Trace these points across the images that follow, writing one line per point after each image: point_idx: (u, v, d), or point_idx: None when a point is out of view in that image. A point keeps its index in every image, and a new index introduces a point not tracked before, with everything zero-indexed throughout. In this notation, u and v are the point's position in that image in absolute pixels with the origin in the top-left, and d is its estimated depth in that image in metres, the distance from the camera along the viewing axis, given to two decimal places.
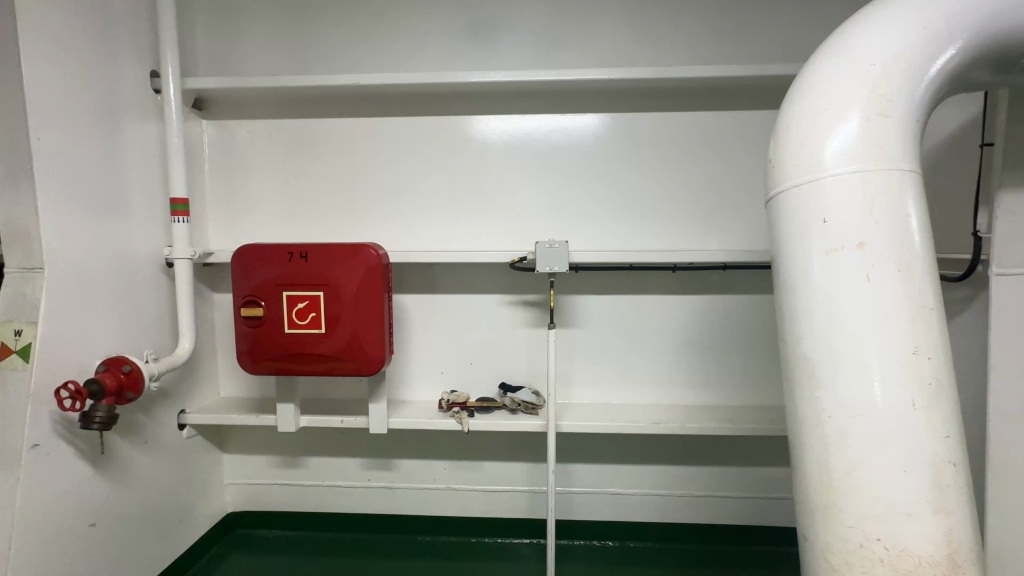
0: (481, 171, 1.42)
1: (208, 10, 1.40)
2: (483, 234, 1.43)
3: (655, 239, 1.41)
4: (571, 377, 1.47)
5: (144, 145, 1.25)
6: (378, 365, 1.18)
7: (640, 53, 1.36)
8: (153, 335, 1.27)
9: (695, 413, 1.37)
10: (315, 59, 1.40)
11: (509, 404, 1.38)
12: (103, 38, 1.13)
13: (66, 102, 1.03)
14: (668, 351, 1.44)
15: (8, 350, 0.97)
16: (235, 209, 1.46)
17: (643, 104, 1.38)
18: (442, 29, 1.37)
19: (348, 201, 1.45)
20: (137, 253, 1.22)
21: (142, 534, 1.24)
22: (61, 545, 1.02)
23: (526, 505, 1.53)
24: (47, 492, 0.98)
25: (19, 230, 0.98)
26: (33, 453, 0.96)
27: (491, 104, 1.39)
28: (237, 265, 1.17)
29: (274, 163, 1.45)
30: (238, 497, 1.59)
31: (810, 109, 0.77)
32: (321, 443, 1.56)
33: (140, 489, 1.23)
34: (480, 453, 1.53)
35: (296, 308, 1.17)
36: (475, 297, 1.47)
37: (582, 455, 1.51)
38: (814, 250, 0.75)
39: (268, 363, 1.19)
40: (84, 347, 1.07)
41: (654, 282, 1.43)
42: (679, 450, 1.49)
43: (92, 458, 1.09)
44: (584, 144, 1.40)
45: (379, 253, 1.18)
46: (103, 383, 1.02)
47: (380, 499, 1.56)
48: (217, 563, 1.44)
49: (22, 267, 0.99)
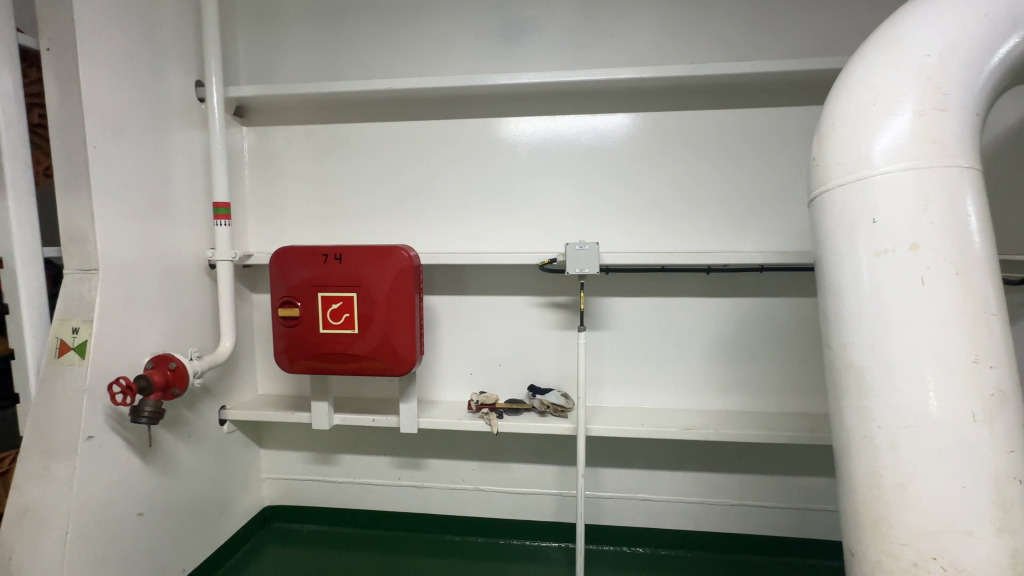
0: (511, 173, 1.42)
1: (249, 21, 1.46)
2: (512, 236, 1.43)
3: (688, 239, 1.38)
4: (601, 380, 1.45)
5: (189, 151, 1.31)
6: (409, 365, 1.20)
7: (673, 48, 1.33)
8: (197, 333, 1.33)
9: (730, 419, 1.33)
10: (348, 65, 1.43)
11: (538, 407, 1.37)
12: (153, 51, 1.19)
13: (119, 112, 1.09)
14: (700, 354, 1.41)
15: (67, 347, 1.04)
16: (273, 213, 1.51)
17: (676, 102, 1.35)
18: (473, 31, 1.38)
19: (380, 204, 1.47)
20: (182, 254, 1.28)
21: (186, 524, 1.29)
22: (111, 532, 1.07)
23: (554, 508, 1.52)
24: (99, 481, 1.04)
25: (76, 234, 1.04)
26: (88, 444, 1.01)
27: (521, 104, 1.39)
28: (276, 267, 1.22)
29: (310, 167, 1.49)
30: (274, 491, 1.64)
31: (857, 104, 0.74)
32: (353, 441, 1.59)
33: (184, 480, 1.28)
34: (509, 455, 1.52)
35: (331, 308, 1.19)
36: (503, 299, 1.47)
37: (612, 459, 1.48)
38: (863, 251, 0.71)
39: (303, 362, 1.22)
40: (134, 344, 1.13)
41: (686, 284, 1.39)
42: (714, 458, 1.45)
43: (140, 450, 1.14)
44: (614, 143, 1.38)
45: (410, 254, 1.19)
46: (151, 379, 1.07)
47: (410, 498, 1.58)
48: (254, 554, 1.48)
49: (79, 269, 1.05)
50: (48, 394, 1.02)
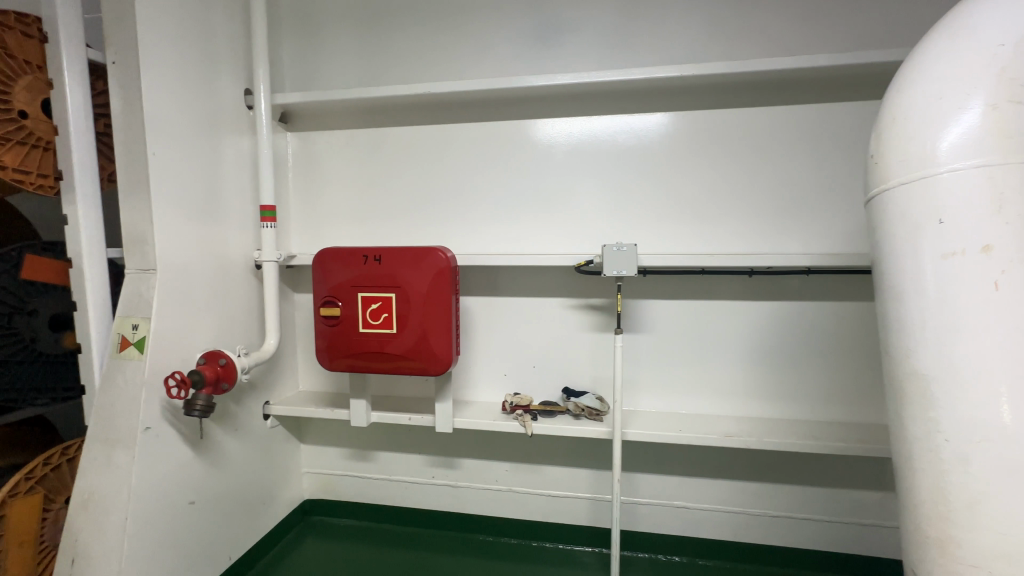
0: (546, 174, 1.42)
1: (294, 30, 1.51)
2: (546, 238, 1.43)
3: (729, 241, 1.34)
4: (637, 384, 1.43)
5: (238, 157, 1.37)
6: (445, 365, 1.21)
7: (714, 45, 1.30)
8: (244, 330, 1.39)
9: (773, 427, 1.29)
10: (388, 71, 1.47)
11: (573, 410, 1.36)
12: (206, 62, 1.25)
13: (176, 120, 1.15)
14: (741, 359, 1.37)
15: (127, 342, 1.10)
16: (315, 216, 1.56)
17: (717, 100, 1.32)
18: (510, 34, 1.39)
19: (417, 206, 1.50)
20: (231, 255, 1.33)
21: (233, 514, 1.34)
22: (165, 519, 1.12)
23: (588, 512, 1.51)
24: (156, 470, 1.09)
25: (137, 236, 1.11)
26: (146, 435, 1.07)
27: (557, 106, 1.39)
28: (318, 268, 1.25)
29: (350, 171, 1.53)
30: (313, 485, 1.69)
31: (920, 99, 0.70)
32: (389, 439, 1.62)
33: (231, 472, 1.34)
34: (542, 457, 1.52)
35: (370, 308, 1.22)
36: (538, 300, 1.47)
37: (648, 465, 1.46)
38: (928, 253, 0.68)
39: (344, 360, 1.25)
40: (187, 340, 1.18)
41: (727, 287, 1.35)
42: (756, 467, 1.40)
43: (192, 442, 1.20)
44: (651, 144, 1.36)
45: (448, 255, 1.20)
46: (203, 374, 1.12)
47: (444, 497, 1.60)
48: (295, 546, 1.53)
49: (139, 268, 1.12)
50: (110, 386, 1.09)
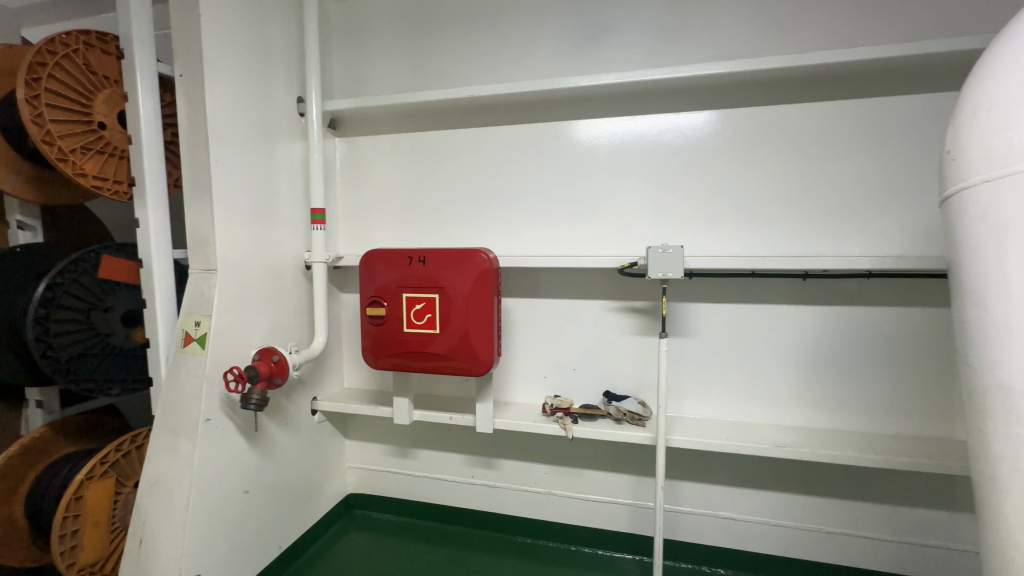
0: (589, 175, 1.40)
1: (344, 38, 1.57)
2: (588, 240, 1.42)
3: (781, 243, 1.29)
4: (681, 389, 1.39)
5: (291, 162, 1.43)
6: (487, 365, 1.22)
7: (767, 39, 1.25)
8: (294, 328, 1.45)
9: (828, 438, 1.23)
10: (433, 76, 1.50)
11: (615, 414, 1.34)
12: (263, 72, 1.31)
13: (235, 128, 1.21)
14: (793, 366, 1.31)
15: (190, 338, 1.16)
16: (361, 218, 1.61)
17: (769, 96, 1.27)
18: (553, 35, 1.39)
19: (459, 208, 1.52)
20: (284, 256, 1.39)
21: (282, 505, 1.40)
22: (222, 506, 1.18)
23: (629, 518, 1.48)
24: (215, 459, 1.16)
25: (200, 237, 1.17)
26: (206, 426, 1.13)
27: (600, 106, 1.37)
28: (365, 269, 1.29)
29: (395, 174, 1.57)
30: (357, 480, 1.74)
31: (1006, 89, 0.64)
32: (430, 437, 1.65)
33: (282, 463, 1.40)
34: (582, 461, 1.51)
35: (414, 308, 1.24)
36: (580, 302, 1.45)
37: (692, 474, 1.41)
38: (1016, 256, 0.62)
39: (388, 359, 1.29)
40: (243, 337, 1.24)
41: (778, 291, 1.30)
42: (808, 480, 1.34)
43: (247, 434, 1.26)
44: (698, 142, 1.32)
45: (490, 257, 1.21)
46: (258, 369, 1.17)
47: (483, 497, 1.61)
48: (339, 538, 1.58)
49: (202, 268, 1.18)
50: (175, 379, 1.16)
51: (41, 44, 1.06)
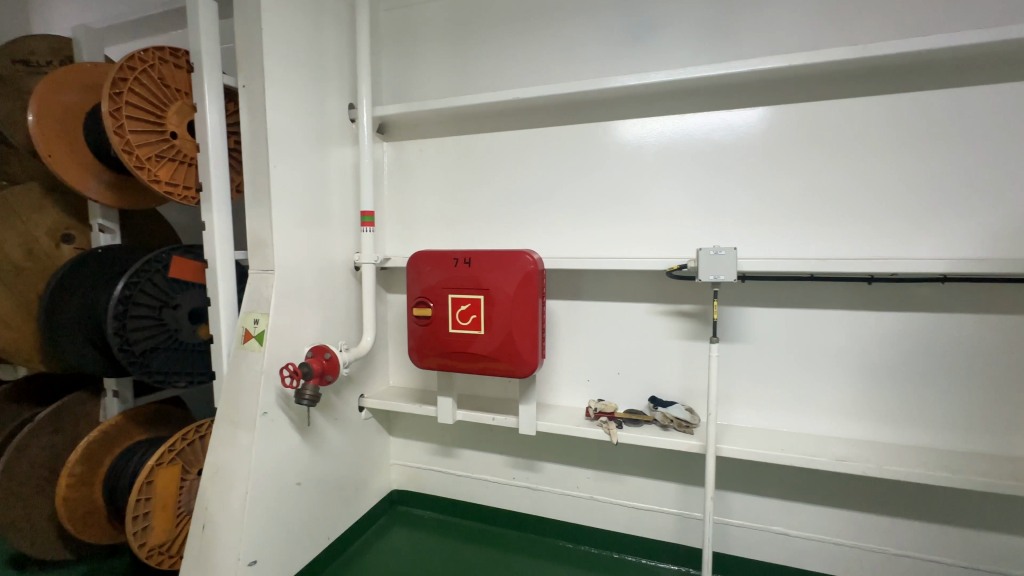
0: (635, 176, 1.38)
1: (393, 45, 1.61)
2: (633, 241, 1.39)
3: (841, 245, 1.22)
4: (732, 396, 1.34)
5: (342, 166, 1.48)
6: (531, 368, 1.22)
7: (827, 31, 1.19)
8: (344, 327, 1.50)
9: (894, 453, 1.15)
10: (479, 79, 1.51)
11: (661, 420, 1.30)
12: (319, 80, 1.37)
13: (293, 134, 1.27)
14: (854, 376, 1.23)
15: (250, 335, 1.23)
16: (407, 220, 1.65)
17: (829, 90, 1.21)
18: (600, 35, 1.38)
19: (503, 210, 1.53)
20: (335, 258, 1.45)
21: (331, 498, 1.45)
22: (277, 496, 1.24)
23: (675, 528, 1.44)
24: (271, 451, 1.21)
25: (260, 239, 1.23)
26: (264, 419, 1.19)
27: (647, 105, 1.35)
28: (412, 270, 1.32)
29: (440, 177, 1.59)
30: (401, 477, 1.78)
31: None
32: (472, 437, 1.66)
33: (331, 457, 1.45)
34: (625, 467, 1.48)
35: (460, 309, 1.26)
36: (625, 305, 1.43)
37: (743, 485, 1.36)
38: None
39: (433, 358, 1.31)
40: (298, 335, 1.30)
41: (838, 295, 1.23)
42: (872, 497, 1.25)
43: (300, 428, 1.32)
44: (750, 140, 1.27)
45: (535, 258, 1.21)
46: (312, 366, 1.22)
47: (524, 499, 1.61)
48: (383, 533, 1.62)
49: (261, 269, 1.24)
50: (236, 373, 1.22)
51: (123, 61, 1.15)
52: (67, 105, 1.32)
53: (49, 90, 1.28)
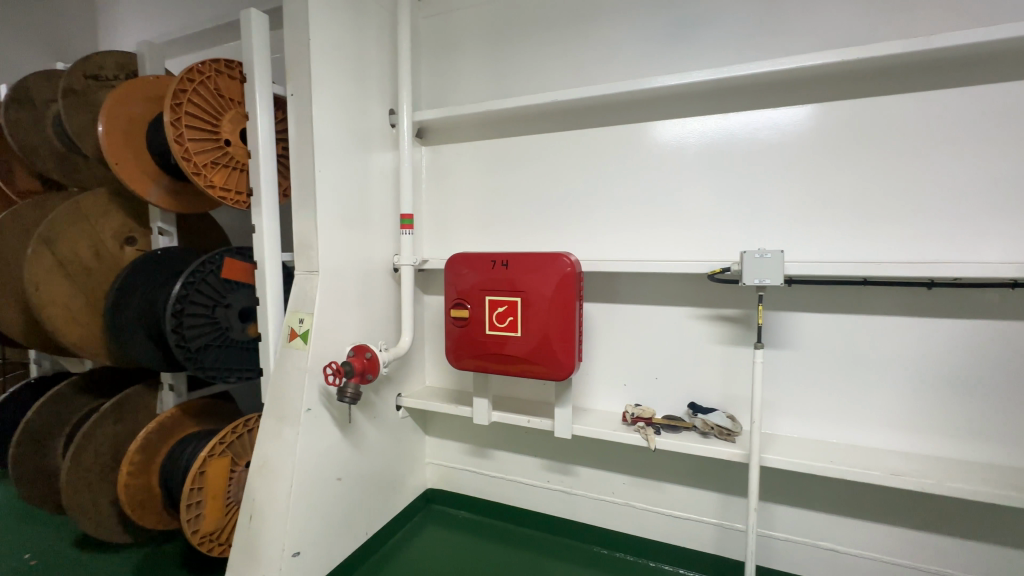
0: (674, 177, 1.35)
1: (432, 52, 1.64)
2: (672, 244, 1.37)
3: (896, 248, 1.16)
4: (776, 404, 1.29)
5: (383, 170, 1.52)
6: (568, 371, 1.21)
7: (882, 23, 1.13)
8: (383, 327, 1.53)
9: (954, 469, 1.08)
10: (516, 83, 1.53)
11: (701, 427, 1.27)
12: (361, 87, 1.41)
13: (337, 140, 1.31)
14: (909, 386, 1.17)
15: (295, 334, 1.27)
16: (444, 223, 1.67)
17: (884, 84, 1.15)
18: (639, 35, 1.36)
19: (539, 212, 1.53)
20: (376, 260, 1.48)
21: (369, 494, 1.49)
22: (320, 491, 1.28)
23: (714, 539, 1.40)
24: (314, 446, 1.25)
25: (305, 242, 1.28)
26: (307, 415, 1.23)
27: (688, 104, 1.32)
28: (449, 272, 1.34)
29: (477, 179, 1.61)
30: (436, 476, 1.81)
31: None
32: (507, 439, 1.67)
33: (370, 454, 1.48)
34: (663, 473, 1.45)
35: (497, 311, 1.27)
36: (664, 308, 1.40)
37: (787, 497, 1.31)
38: None
39: (470, 359, 1.32)
40: (339, 334, 1.34)
41: (893, 300, 1.17)
42: (931, 516, 1.18)
43: (341, 425, 1.35)
44: (797, 139, 1.23)
45: (573, 261, 1.21)
46: (353, 364, 1.26)
47: (559, 502, 1.60)
48: (419, 530, 1.65)
49: (306, 270, 1.29)
50: (282, 371, 1.27)
51: (183, 74, 1.22)
52: (134, 115, 1.41)
53: (118, 102, 1.37)
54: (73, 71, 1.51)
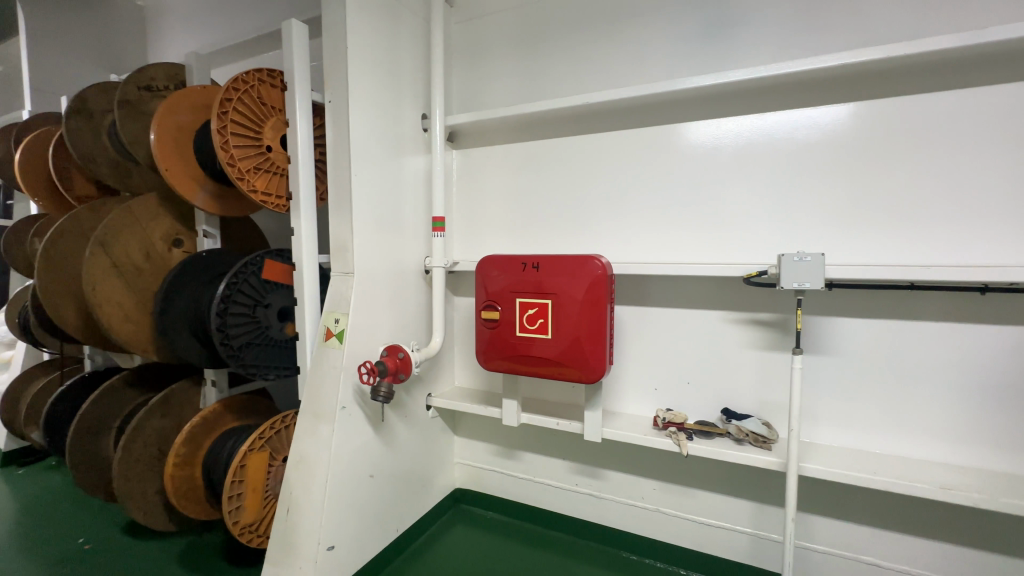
0: (708, 178, 1.33)
1: (464, 56, 1.66)
2: (705, 246, 1.35)
3: (945, 251, 1.11)
4: (815, 411, 1.26)
5: (416, 174, 1.55)
6: (598, 374, 1.21)
7: (931, 17, 1.09)
8: (415, 327, 1.56)
9: (1009, 484, 1.02)
10: (546, 85, 1.53)
11: (735, 434, 1.24)
12: (395, 93, 1.44)
13: (372, 145, 1.35)
14: (959, 396, 1.12)
15: (331, 333, 1.31)
16: (475, 226, 1.69)
17: (934, 80, 1.10)
18: (672, 36, 1.35)
19: (569, 214, 1.53)
20: (408, 262, 1.51)
21: (400, 492, 1.51)
22: (353, 487, 1.31)
23: (748, 548, 1.36)
24: (348, 444, 1.28)
25: (342, 244, 1.32)
26: (342, 413, 1.26)
27: (723, 104, 1.30)
28: (480, 274, 1.35)
29: (507, 182, 1.62)
30: (464, 476, 1.83)
31: None
32: (535, 441, 1.67)
33: (401, 453, 1.51)
34: (695, 480, 1.42)
35: (527, 313, 1.28)
36: (696, 312, 1.38)
37: (826, 508, 1.27)
38: None
39: (500, 361, 1.33)
40: (373, 334, 1.37)
41: (941, 306, 1.12)
42: (983, 533, 1.12)
43: (374, 423, 1.38)
44: (838, 138, 1.19)
45: (604, 264, 1.20)
46: (386, 364, 1.28)
47: (587, 506, 1.59)
48: (448, 529, 1.67)
49: (342, 272, 1.33)
50: (318, 369, 1.31)
51: (229, 83, 1.27)
52: (183, 123, 1.48)
53: (168, 111, 1.44)
54: (128, 83, 1.60)
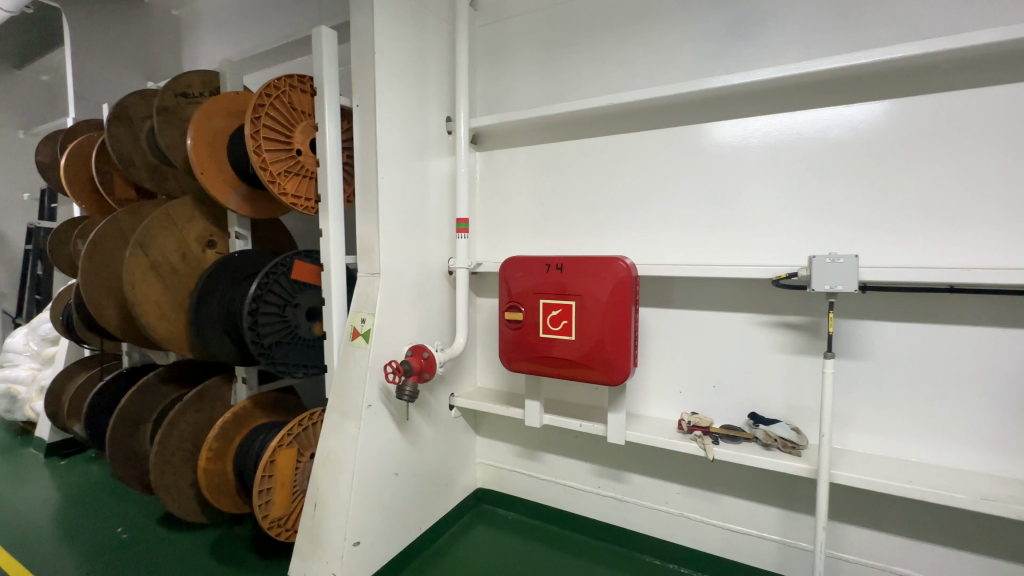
0: (734, 178, 1.31)
1: (487, 59, 1.68)
2: (732, 247, 1.33)
3: (986, 252, 1.07)
4: (846, 417, 1.22)
5: (440, 176, 1.57)
6: (622, 376, 1.20)
7: (972, 10, 1.05)
8: (439, 328, 1.57)
9: None
10: (570, 87, 1.53)
11: (762, 439, 1.22)
12: (421, 96, 1.46)
13: (398, 148, 1.37)
14: (1000, 403, 1.07)
15: (357, 333, 1.33)
16: (497, 227, 1.70)
17: (975, 75, 1.06)
18: (698, 35, 1.33)
19: (593, 216, 1.53)
20: (432, 263, 1.53)
21: (424, 490, 1.53)
22: (378, 484, 1.33)
23: (775, 556, 1.34)
24: (374, 441, 1.31)
25: (368, 245, 1.34)
26: (368, 411, 1.29)
27: (751, 103, 1.28)
28: (504, 275, 1.36)
29: (530, 183, 1.63)
30: (486, 476, 1.84)
31: None
32: (557, 442, 1.67)
33: (425, 451, 1.53)
34: (720, 485, 1.40)
35: (551, 314, 1.28)
36: (722, 314, 1.36)
37: (858, 516, 1.23)
38: None
39: (523, 362, 1.34)
40: (398, 334, 1.39)
41: (981, 310, 1.08)
42: None
43: (399, 422, 1.40)
44: (872, 136, 1.15)
45: (628, 265, 1.19)
46: (411, 363, 1.30)
47: (609, 509, 1.58)
48: (470, 528, 1.68)
49: (369, 272, 1.35)
50: (345, 367, 1.34)
51: (262, 89, 1.31)
52: (218, 129, 1.53)
53: (204, 117, 1.49)
54: (166, 90, 1.66)
